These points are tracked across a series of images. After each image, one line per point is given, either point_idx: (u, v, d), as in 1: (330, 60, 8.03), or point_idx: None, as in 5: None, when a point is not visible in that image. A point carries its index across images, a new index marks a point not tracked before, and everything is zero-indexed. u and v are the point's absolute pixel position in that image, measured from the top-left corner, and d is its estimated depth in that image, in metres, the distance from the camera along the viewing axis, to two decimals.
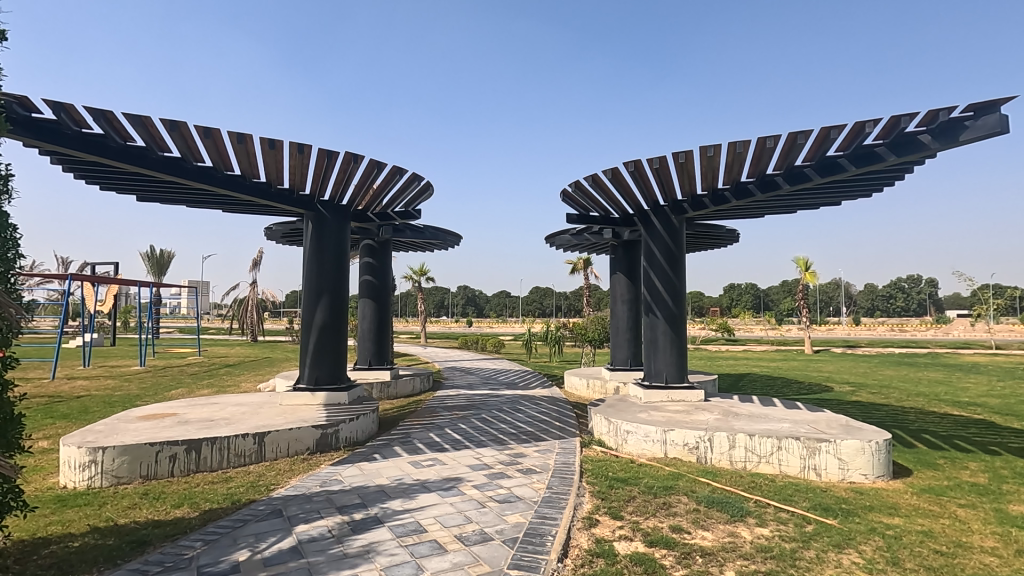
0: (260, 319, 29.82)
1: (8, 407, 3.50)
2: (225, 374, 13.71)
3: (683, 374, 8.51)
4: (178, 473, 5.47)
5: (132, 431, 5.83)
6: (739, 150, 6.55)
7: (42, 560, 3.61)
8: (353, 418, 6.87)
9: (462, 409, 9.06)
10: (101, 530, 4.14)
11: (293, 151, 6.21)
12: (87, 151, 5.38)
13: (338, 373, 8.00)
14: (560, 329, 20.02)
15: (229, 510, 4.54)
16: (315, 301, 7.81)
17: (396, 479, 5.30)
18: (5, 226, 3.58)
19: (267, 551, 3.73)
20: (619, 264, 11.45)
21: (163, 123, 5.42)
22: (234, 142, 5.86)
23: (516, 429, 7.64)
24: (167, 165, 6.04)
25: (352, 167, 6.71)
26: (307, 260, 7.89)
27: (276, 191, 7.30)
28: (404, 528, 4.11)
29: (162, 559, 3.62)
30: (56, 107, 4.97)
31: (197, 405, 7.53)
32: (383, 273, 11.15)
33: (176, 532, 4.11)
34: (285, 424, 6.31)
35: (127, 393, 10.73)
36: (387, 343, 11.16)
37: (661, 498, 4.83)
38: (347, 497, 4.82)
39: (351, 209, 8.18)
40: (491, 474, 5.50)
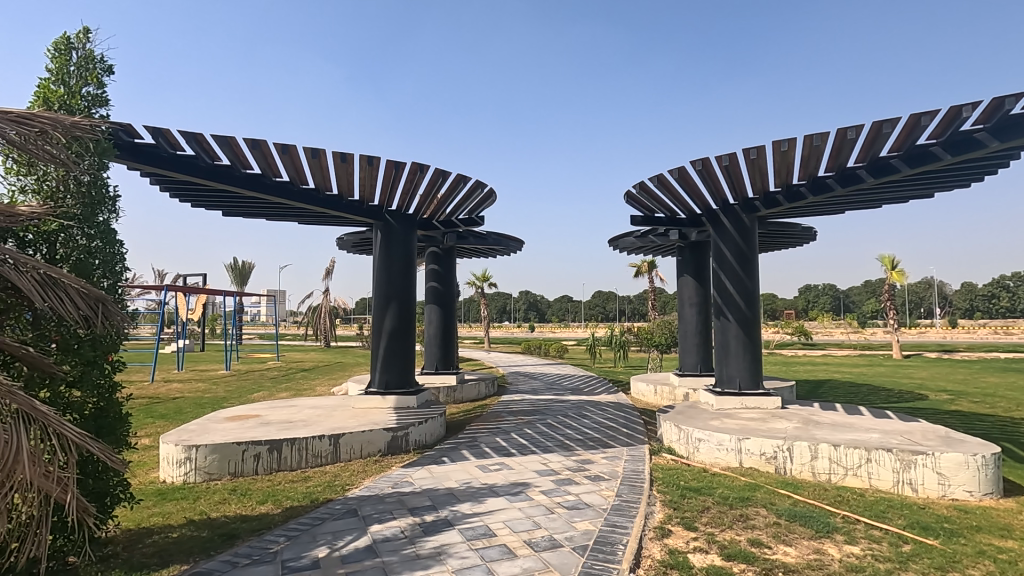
0: (332, 325, 31.11)
1: (117, 407, 3.87)
2: (302, 378, 14.43)
3: (758, 380, 8.09)
4: (262, 471, 5.79)
5: (221, 431, 6.25)
6: (816, 143, 6.19)
7: (146, 548, 3.94)
8: (423, 422, 7.01)
9: (527, 414, 9.05)
10: (195, 523, 4.44)
11: (363, 163, 6.43)
12: (180, 170, 5.82)
13: (406, 377, 8.21)
14: (625, 333, 19.57)
15: (308, 508, 4.76)
16: (383, 307, 8.06)
17: (464, 483, 5.35)
18: (113, 243, 3.96)
19: (344, 549, 3.86)
20: (686, 266, 11.10)
21: (246, 142, 5.77)
22: (310, 157, 6.15)
23: (584, 435, 7.53)
24: (249, 181, 6.43)
25: (418, 177, 6.87)
26: (376, 268, 8.17)
27: (347, 202, 7.61)
28: (473, 531, 4.13)
29: (250, 552, 3.84)
30: (156, 132, 5.40)
31: (277, 407, 7.95)
32: (448, 280, 11.33)
33: (262, 527, 4.35)
34: (358, 427, 6.53)
35: (215, 395, 11.51)
36: (453, 348, 11.35)
37: (738, 510, 4.61)
38: (418, 499, 4.91)
39: (417, 217, 8.40)
40: (558, 480, 5.45)
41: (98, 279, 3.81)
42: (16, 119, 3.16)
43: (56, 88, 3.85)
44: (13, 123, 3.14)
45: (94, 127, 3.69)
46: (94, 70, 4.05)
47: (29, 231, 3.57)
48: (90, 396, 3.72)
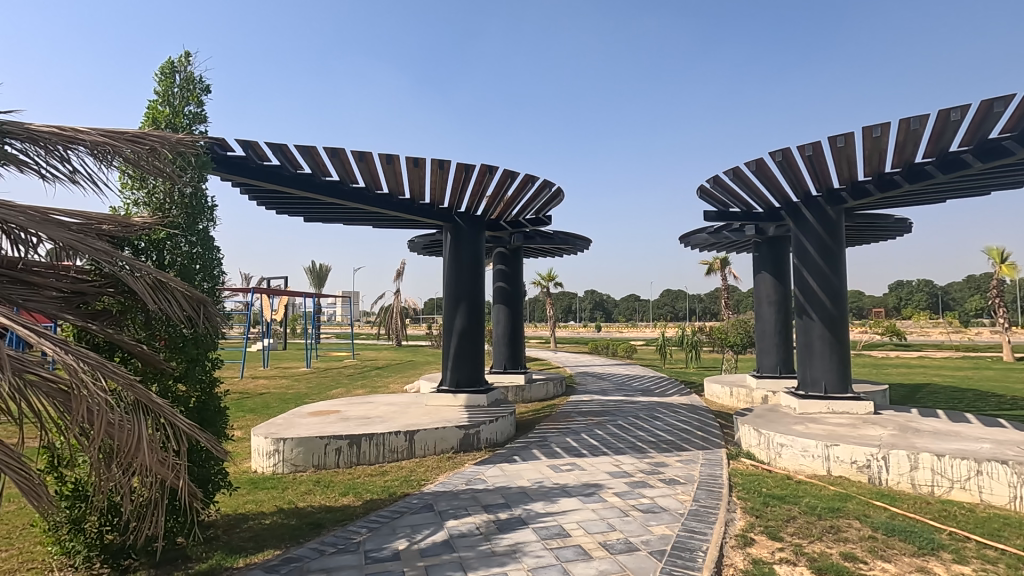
0: (403, 325, 32.16)
1: (216, 401, 4.18)
2: (376, 376, 15.01)
3: (846, 383, 7.58)
4: (343, 464, 6.07)
5: (305, 425, 6.61)
6: (914, 127, 5.71)
7: (243, 533, 4.24)
8: (494, 420, 7.10)
9: (597, 414, 8.94)
10: (285, 511, 4.73)
11: (434, 167, 6.60)
12: (268, 180, 6.20)
13: (476, 376, 8.34)
14: (697, 333, 18.90)
15: (386, 501, 4.94)
16: (454, 307, 8.23)
17: (536, 482, 5.36)
18: (212, 250, 4.28)
19: (422, 542, 3.98)
20: (764, 262, 10.58)
21: (326, 151, 6.07)
22: (384, 163, 6.38)
23: (657, 438, 7.35)
24: (328, 188, 6.76)
25: (487, 179, 6.96)
26: (446, 269, 8.35)
27: (419, 205, 7.83)
28: (548, 531, 4.14)
29: (335, 541, 4.03)
30: (246, 145, 5.79)
31: (355, 403, 8.31)
32: (515, 280, 11.40)
33: (345, 517, 4.57)
34: (432, 424, 6.70)
35: (298, 392, 12.19)
36: (520, 347, 11.41)
37: (828, 522, 4.34)
38: (491, 496, 4.97)
39: (485, 218, 8.52)
40: (632, 483, 5.34)
41: (199, 283, 4.14)
42: (131, 139, 3.58)
43: (163, 109, 4.24)
44: (129, 142, 3.56)
45: (193, 142, 4.00)
46: (194, 90, 4.39)
47: (142, 240, 3.92)
48: (193, 390, 4.05)
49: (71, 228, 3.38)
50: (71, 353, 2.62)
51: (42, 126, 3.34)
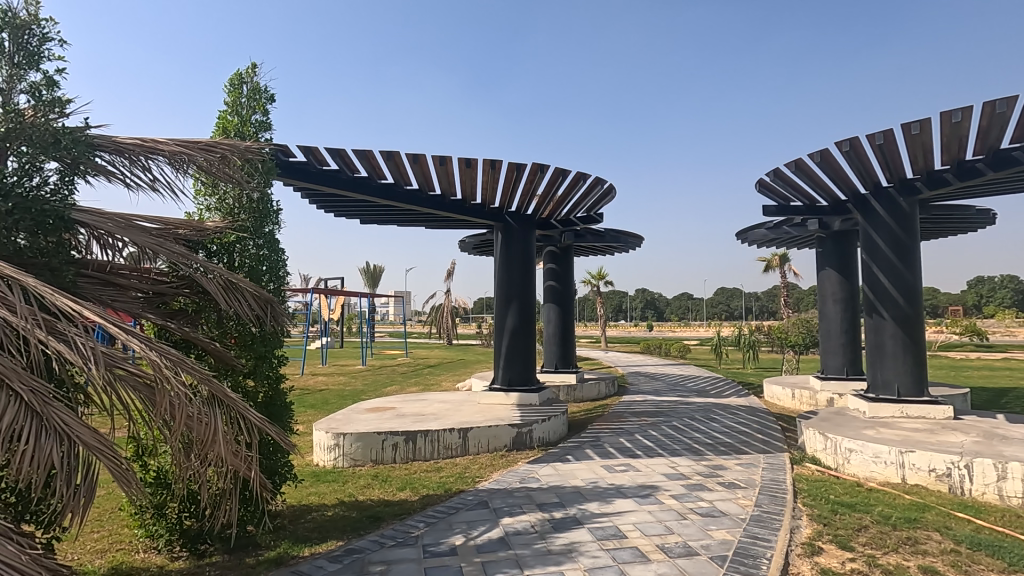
0: (454, 324, 32.63)
1: (282, 396, 4.36)
2: (428, 374, 15.31)
3: (921, 385, 7.12)
4: (400, 459, 6.22)
5: (363, 421, 6.82)
6: (1000, 110, 5.30)
7: (308, 523, 4.42)
8: (546, 419, 7.09)
9: (651, 415, 8.77)
10: (346, 504, 4.89)
11: (486, 167, 6.65)
12: (327, 184, 6.43)
13: (528, 375, 8.36)
14: (755, 332, 18.23)
15: (442, 497, 5.03)
16: (505, 306, 8.27)
17: (591, 482, 5.32)
18: (278, 252, 4.47)
19: (478, 538, 4.03)
20: (828, 258, 10.08)
21: (382, 155, 6.23)
22: (437, 165, 6.49)
23: (714, 440, 7.14)
24: (383, 190, 6.93)
25: (539, 178, 6.95)
26: (498, 268, 8.40)
27: (470, 205, 7.91)
28: (604, 531, 4.10)
29: (394, 535, 4.14)
30: (307, 150, 6.02)
31: (410, 400, 8.50)
32: (566, 279, 11.34)
33: (403, 512, 4.68)
34: (485, 422, 6.76)
35: (355, 388, 12.60)
36: (571, 346, 11.35)
37: (904, 532, 4.09)
38: (546, 495, 4.97)
39: (536, 217, 8.52)
40: (690, 486, 5.21)
41: (266, 284, 4.32)
42: (204, 148, 3.82)
43: (232, 119, 4.48)
44: (202, 151, 3.80)
45: (258, 149, 4.19)
46: (260, 99, 4.60)
47: (214, 243, 4.16)
48: (261, 386, 4.23)
49: (151, 233, 3.64)
50: (156, 349, 2.81)
51: (127, 139, 3.61)
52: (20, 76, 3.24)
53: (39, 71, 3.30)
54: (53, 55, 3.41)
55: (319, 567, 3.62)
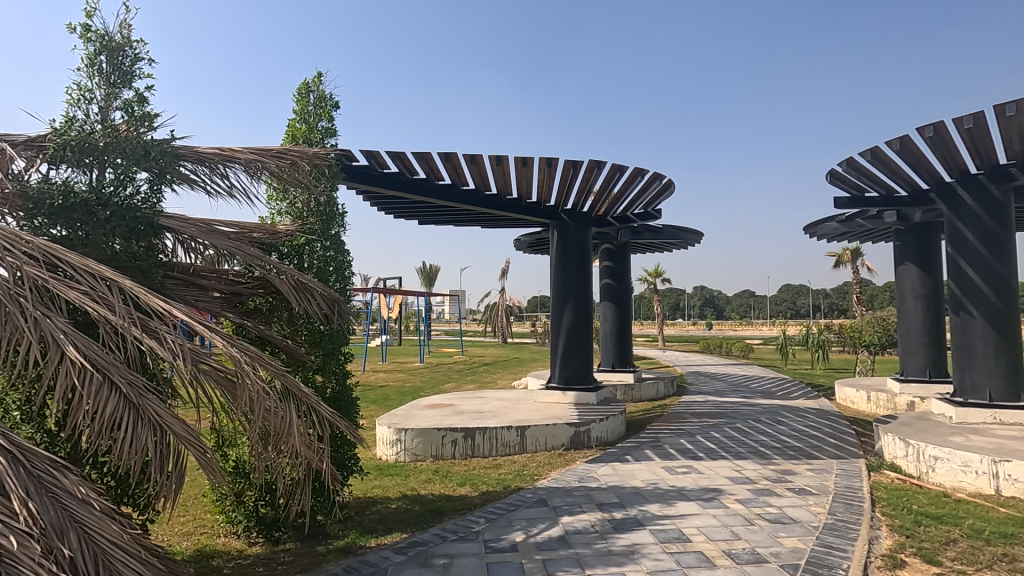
0: (508, 323, 32.82)
1: (349, 392, 4.54)
2: (484, 372, 15.49)
3: (1017, 390, 6.54)
4: (459, 455, 6.33)
5: (423, 417, 6.98)
6: None
7: (373, 515, 4.57)
8: (604, 419, 7.01)
9: (713, 416, 8.50)
10: (408, 498, 5.02)
11: (542, 166, 6.65)
12: (388, 187, 6.62)
13: (585, 374, 8.30)
14: (824, 330, 17.32)
15: (502, 494, 5.07)
16: (561, 304, 8.24)
17: (651, 484, 5.22)
18: (343, 252, 4.64)
19: (539, 536, 4.04)
20: (907, 252, 9.43)
21: (440, 156, 6.35)
22: (493, 164, 6.54)
23: (782, 443, 6.84)
24: (441, 191, 7.06)
25: (596, 174, 6.88)
26: (553, 266, 8.38)
27: (525, 204, 7.93)
28: (666, 534, 4.01)
29: (456, 529, 4.21)
30: (369, 154, 6.21)
31: (468, 398, 8.63)
32: (622, 277, 11.17)
33: (464, 507, 4.76)
34: (542, 420, 6.76)
35: (414, 385, 12.91)
36: (628, 345, 11.19)
37: (999, 548, 3.78)
38: (605, 495, 4.92)
39: (592, 215, 8.44)
40: (757, 490, 5.02)
41: (333, 284, 4.51)
42: (276, 155, 4.03)
43: (300, 126, 4.69)
44: (274, 158, 4.01)
45: (325, 154, 4.37)
46: (326, 106, 4.80)
47: (286, 246, 4.37)
48: (329, 381, 4.42)
49: (229, 237, 3.88)
50: (236, 346, 2.99)
51: (207, 149, 3.85)
52: (115, 94, 3.51)
53: (131, 89, 3.58)
54: (143, 74, 3.68)
55: (385, 557, 3.74)
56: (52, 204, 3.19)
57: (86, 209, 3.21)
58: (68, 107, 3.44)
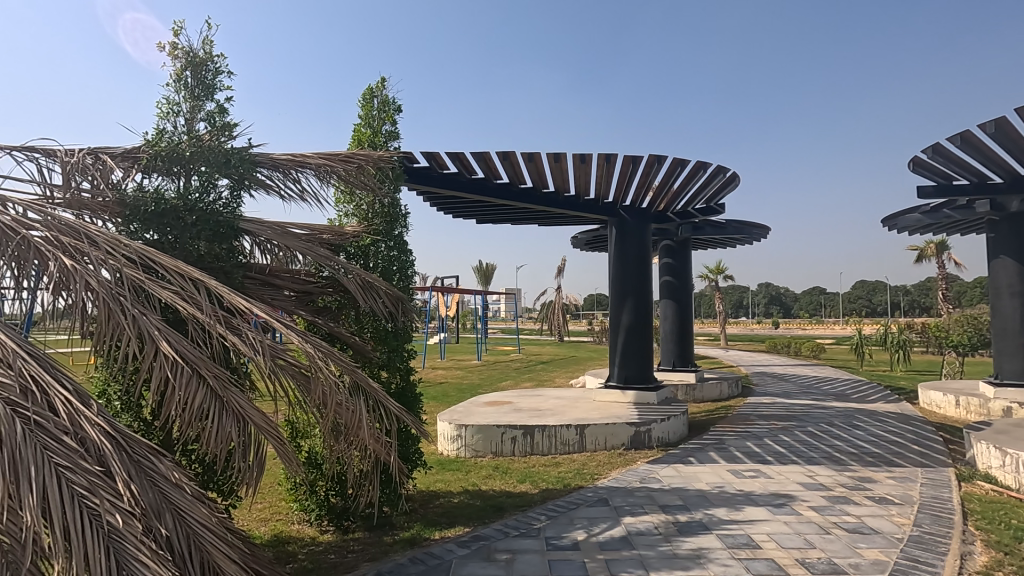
0: (564, 321, 32.66)
1: (413, 388, 4.66)
2: (542, 370, 15.50)
3: None
4: (518, 452, 6.37)
5: (482, 414, 7.07)
6: None
7: (436, 508, 4.68)
8: (666, 419, 6.86)
9: (782, 419, 8.13)
10: (470, 493, 5.10)
11: (601, 162, 6.57)
12: (447, 187, 6.74)
13: (645, 373, 8.15)
14: (905, 330, 16.19)
15: (562, 492, 5.07)
16: (620, 303, 8.12)
17: (717, 487, 5.06)
18: (407, 252, 4.77)
19: (601, 535, 4.00)
20: (1003, 245, 8.66)
21: (498, 156, 6.40)
22: (551, 162, 6.53)
23: (859, 449, 6.46)
24: (499, 190, 7.13)
25: (656, 169, 6.73)
26: (612, 263, 8.27)
27: (583, 201, 7.87)
28: (734, 540, 3.88)
29: (518, 525, 4.25)
30: (429, 156, 6.35)
31: (526, 395, 8.67)
32: (683, 274, 10.87)
33: (524, 504, 4.78)
34: (602, 419, 6.69)
35: (472, 382, 13.11)
36: (690, 344, 10.89)
37: None
38: (669, 497, 4.81)
39: (652, 211, 8.27)
40: (832, 498, 4.76)
41: (397, 283, 4.64)
42: (343, 159, 4.20)
43: (366, 131, 4.87)
44: (342, 162, 4.18)
45: (388, 157, 4.51)
46: (389, 110, 4.94)
47: (352, 247, 4.54)
48: (394, 377, 4.56)
49: (301, 238, 4.07)
50: (310, 342, 3.14)
51: (281, 155, 4.06)
52: (198, 107, 3.76)
53: (213, 101, 3.82)
54: (223, 86, 3.93)
55: (450, 550, 3.82)
56: (146, 211, 3.45)
57: (175, 214, 3.47)
58: (159, 119, 3.71)
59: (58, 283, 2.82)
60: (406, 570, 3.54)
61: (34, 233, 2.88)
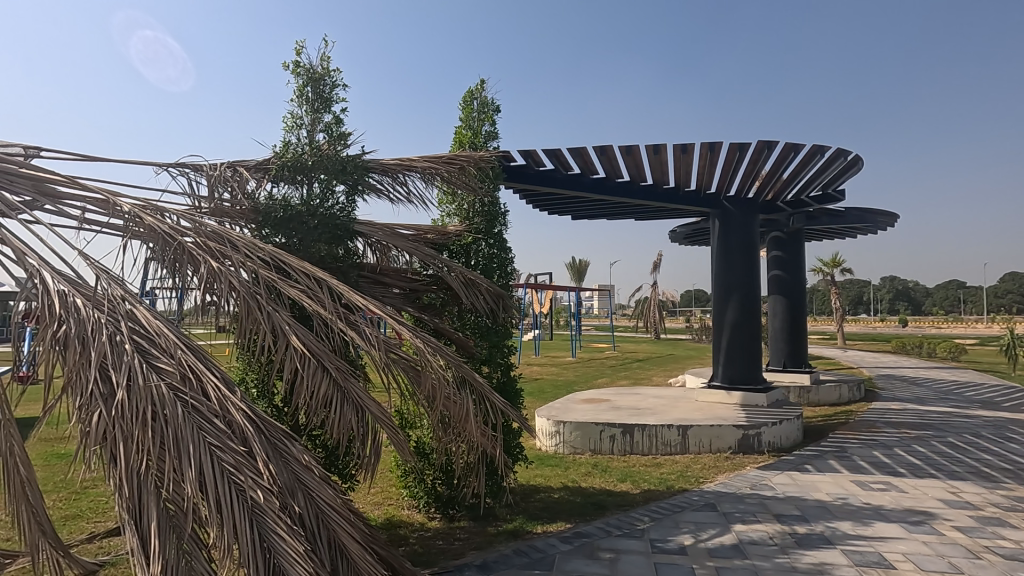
0: (661, 318, 31.60)
1: (513, 383, 4.76)
2: (639, 368, 15.13)
3: None
4: (617, 451, 6.27)
5: (580, 411, 7.04)
6: None
7: (537, 502, 4.74)
8: (778, 423, 6.42)
9: (915, 428, 7.31)
10: (570, 489, 5.11)
11: (703, 151, 6.26)
12: (544, 184, 6.77)
13: (752, 373, 7.70)
14: None
15: (665, 494, 4.92)
16: (724, 299, 7.71)
17: (840, 498, 4.66)
18: (506, 249, 4.85)
19: (710, 541, 3.83)
20: None
21: (595, 151, 6.33)
22: (650, 154, 6.34)
23: (1015, 465, 5.65)
24: (595, 185, 7.04)
25: (765, 156, 6.29)
26: (715, 257, 7.87)
27: (684, 193, 7.57)
28: (863, 557, 3.55)
29: (620, 525, 4.18)
30: (526, 154, 6.41)
31: (624, 393, 8.51)
32: (795, 268, 10.08)
33: (626, 503, 4.70)
34: (706, 420, 6.40)
35: (567, 379, 13.10)
36: (802, 344, 10.14)
37: None
38: (784, 506, 4.50)
39: (759, 201, 7.79)
40: (981, 518, 4.21)
41: (497, 280, 4.74)
42: (447, 161, 4.36)
43: (466, 132, 5.02)
44: (445, 164, 4.34)
45: (487, 157, 4.61)
46: (488, 111, 5.05)
47: (455, 246, 4.70)
48: (495, 372, 4.68)
49: (408, 239, 4.29)
50: (419, 336, 3.29)
51: (389, 160, 4.28)
52: (318, 119, 4.07)
53: (331, 113, 4.12)
54: (339, 98, 4.22)
55: (553, 544, 3.85)
56: (277, 217, 3.82)
57: (300, 219, 3.80)
58: (286, 132, 4.07)
59: (208, 284, 3.19)
60: (510, 561, 3.61)
61: (187, 239, 3.26)
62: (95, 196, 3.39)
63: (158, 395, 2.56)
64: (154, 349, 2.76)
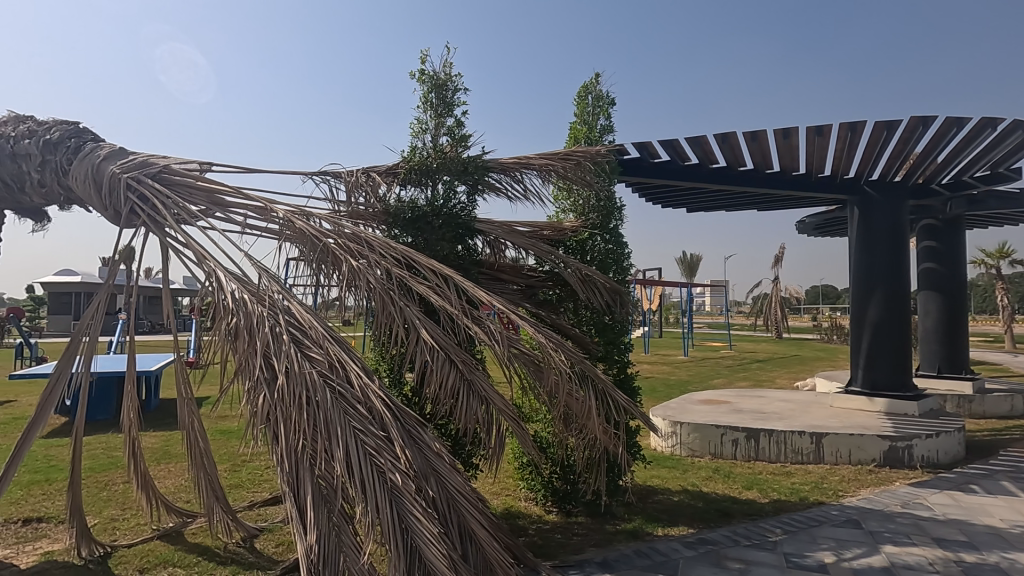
0: (784, 316, 29.25)
1: (630, 381, 4.69)
2: (760, 370, 14.14)
3: None
4: (741, 456, 5.93)
5: (698, 412, 6.74)
6: None
7: (656, 504, 4.61)
8: (934, 436, 5.68)
9: None
10: (690, 493, 4.91)
11: (842, 133, 5.69)
12: (660, 176, 6.54)
13: (900, 378, 6.89)
14: None
15: (799, 506, 4.56)
16: (865, 294, 6.96)
17: (1017, 526, 4.02)
18: (622, 244, 4.77)
19: (855, 562, 3.49)
20: None
21: (716, 139, 6.01)
22: (778, 139, 5.88)
23: None
24: (715, 175, 6.68)
25: (920, 134, 5.58)
26: (854, 249, 7.12)
27: (815, 179, 6.95)
28: None
29: (749, 535, 3.95)
30: (641, 146, 6.24)
31: (746, 396, 8.01)
32: (954, 260, 8.85)
33: (754, 512, 4.43)
34: (844, 429, 5.83)
35: (681, 379, 12.60)
36: (963, 347, 8.96)
37: None
38: (944, 529, 3.98)
39: (908, 185, 6.94)
40: None
41: (614, 276, 4.68)
42: (563, 157, 4.38)
43: (581, 127, 4.99)
44: (561, 160, 4.35)
45: (603, 152, 4.56)
46: (603, 105, 4.99)
47: (571, 242, 4.70)
48: (612, 368, 4.62)
49: (525, 235, 4.36)
50: (541, 330, 3.33)
51: (508, 160, 4.38)
52: (442, 123, 4.27)
53: (453, 117, 4.29)
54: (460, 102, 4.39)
55: (676, 549, 3.72)
56: (405, 218, 4.06)
57: (426, 219, 4.02)
58: (412, 137, 4.30)
59: (349, 281, 3.48)
60: (632, 562, 3.55)
61: (331, 240, 3.56)
62: (254, 204, 3.82)
63: (311, 381, 2.83)
64: (307, 340, 3.05)
